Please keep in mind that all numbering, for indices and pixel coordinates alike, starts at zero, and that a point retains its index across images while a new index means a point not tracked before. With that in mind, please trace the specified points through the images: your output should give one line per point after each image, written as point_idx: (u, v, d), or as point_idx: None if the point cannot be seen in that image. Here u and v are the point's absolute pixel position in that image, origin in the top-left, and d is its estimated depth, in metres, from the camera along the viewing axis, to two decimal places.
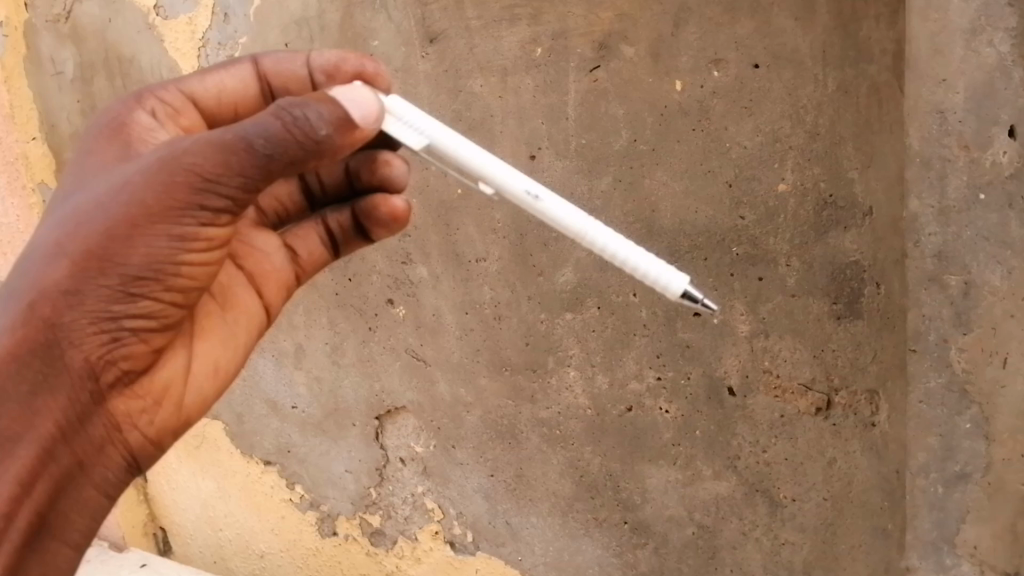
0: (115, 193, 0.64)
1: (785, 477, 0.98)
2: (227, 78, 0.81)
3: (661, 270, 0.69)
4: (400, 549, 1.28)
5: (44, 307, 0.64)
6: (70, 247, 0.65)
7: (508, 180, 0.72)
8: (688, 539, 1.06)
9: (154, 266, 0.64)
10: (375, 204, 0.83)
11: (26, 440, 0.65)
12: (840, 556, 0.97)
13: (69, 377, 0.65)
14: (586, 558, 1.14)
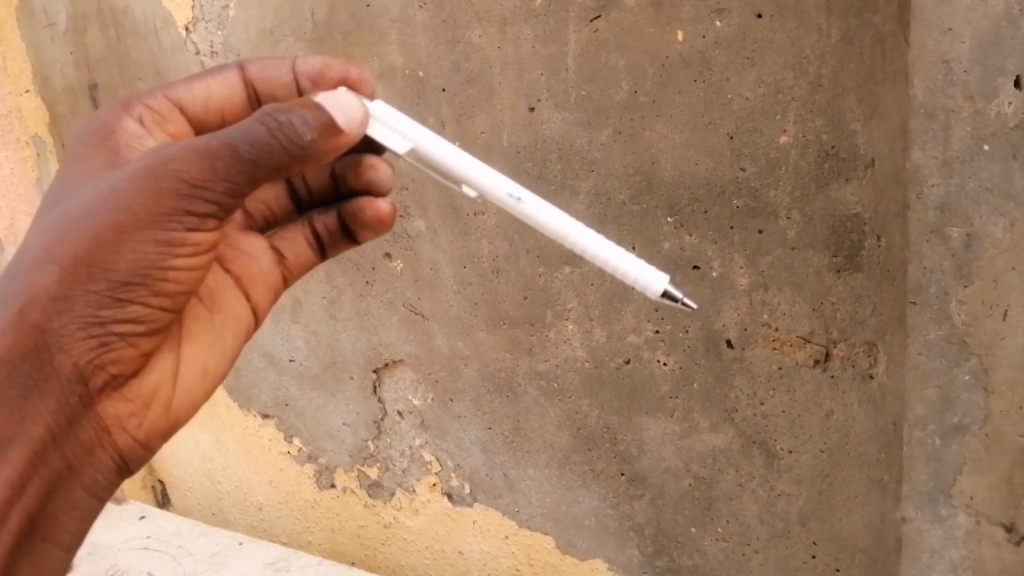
0: (102, 201, 0.65)
1: (782, 429, 0.98)
2: (214, 85, 0.82)
3: (645, 271, 0.71)
4: (397, 500, 1.30)
5: (33, 312, 0.65)
6: (57, 254, 0.65)
7: (490, 184, 0.74)
8: (684, 490, 1.07)
9: (141, 273, 0.65)
10: (360, 209, 0.84)
11: (15, 442, 0.66)
12: (836, 506, 0.98)
13: (57, 382, 0.66)
14: (583, 509, 1.15)
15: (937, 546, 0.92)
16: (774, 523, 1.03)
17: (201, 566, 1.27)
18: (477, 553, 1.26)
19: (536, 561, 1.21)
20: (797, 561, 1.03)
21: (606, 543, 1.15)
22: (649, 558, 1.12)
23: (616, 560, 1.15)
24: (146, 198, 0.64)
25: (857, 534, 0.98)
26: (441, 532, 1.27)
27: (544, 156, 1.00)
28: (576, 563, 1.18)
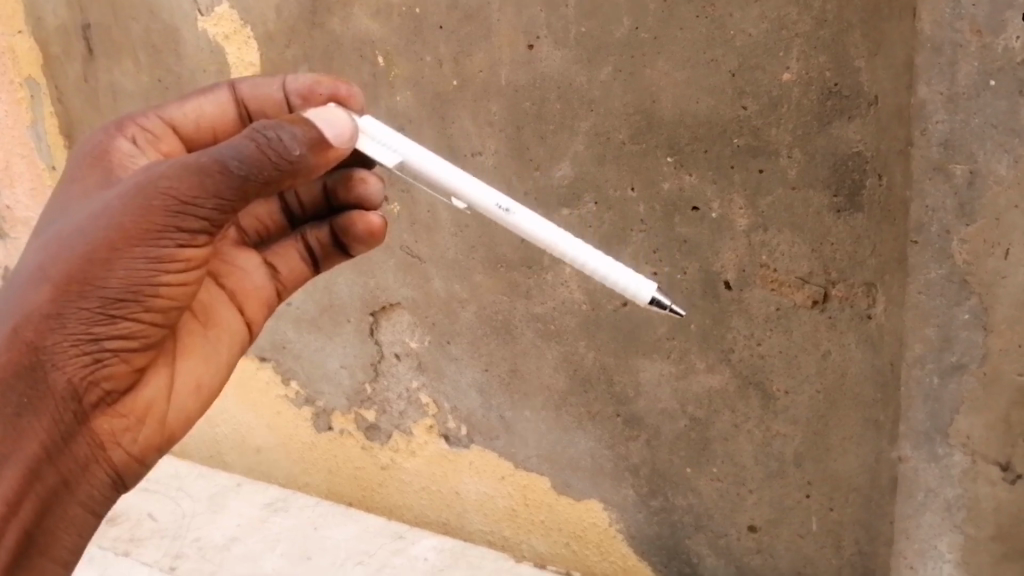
0: (93, 223, 0.71)
1: (778, 370, 0.99)
2: (204, 104, 0.89)
3: (632, 279, 0.80)
4: (395, 442, 1.31)
5: (27, 332, 0.70)
6: (50, 274, 0.70)
7: (477, 197, 0.82)
8: (680, 431, 1.08)
9: (132, 290, 0.71)
10: (350, 223, 0.91)
11: (14, 459, 0.71)
12: (831, 447, 1.00)
13: (51, 400, 0.71)
14: (578, 450, 1.17)
15: (932, 485, 0.92)
16: (769, 464, 1.04)
17: (200, 506, 1.31)
18: (473, 494, 1.27)
19: (531, 502, 1.23)
20: (790, 501, 1.04)
21: (601, 485, 1.17)
22: (644, 498, 1.14)
23: (611, 501, 1.17)
24: (135, 220, 0.69)
25: (852, 475, 0.99)
26: (437, 473, 1.29)
27: (544, 95, 0.99)
28: (571, 504, 1.20)
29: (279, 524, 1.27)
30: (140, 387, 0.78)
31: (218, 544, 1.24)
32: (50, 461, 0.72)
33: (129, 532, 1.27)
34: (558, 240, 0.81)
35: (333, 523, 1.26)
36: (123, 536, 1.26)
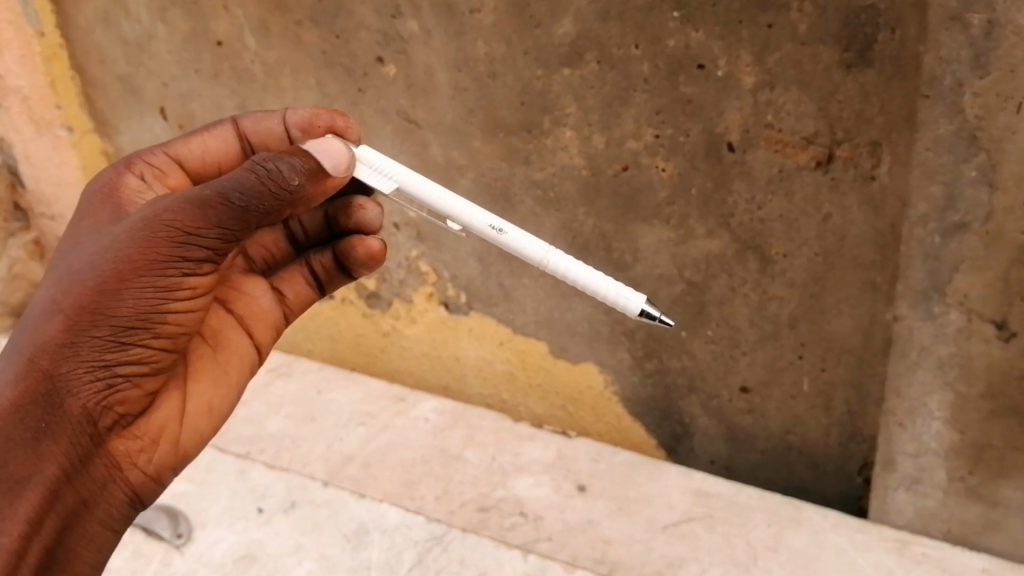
0: (100, 260, 0.74)
1: (777, 234, 0.99)
2: (209, 139, 0.95)
3: (619, 291, 0.86)
4: (395, 310, 1.34)
5: (41, 364, 0.73)
6: (62, 305, 0.73)
7: (471, 218, 0.88)
8: (677, 295, 1.10)
9: (141, 320, 0.75)
10: (351, 249, 0.95)
11: (32, 483, 0.73)
12: (827, 310, 1.02)
13: (70, 423, 0.74)
14: (576, 316, 1.19)
15: (926, 343, 0.95)
16: (763, 326, 1.07)
17: None
18: (473, 359, 1.31)
19: (529, 365, 1.28)
20: (783, 362, 1.08)
21: (598, 349, 1.20)
22: (640, 361, 1.18)
23: (607, 364, 1.21)
24: (141, 254, 0.73)
25: (845, 337, 1.03)
26: (438, 339, 1.32)
27: None
28: (568, 368, 1.25)
29: (283, 388, 1.33)
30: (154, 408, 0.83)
31: None
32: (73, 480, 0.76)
33: None
34: (546, 253, 0.88)
35: (336, 387, 1.33)
36: None
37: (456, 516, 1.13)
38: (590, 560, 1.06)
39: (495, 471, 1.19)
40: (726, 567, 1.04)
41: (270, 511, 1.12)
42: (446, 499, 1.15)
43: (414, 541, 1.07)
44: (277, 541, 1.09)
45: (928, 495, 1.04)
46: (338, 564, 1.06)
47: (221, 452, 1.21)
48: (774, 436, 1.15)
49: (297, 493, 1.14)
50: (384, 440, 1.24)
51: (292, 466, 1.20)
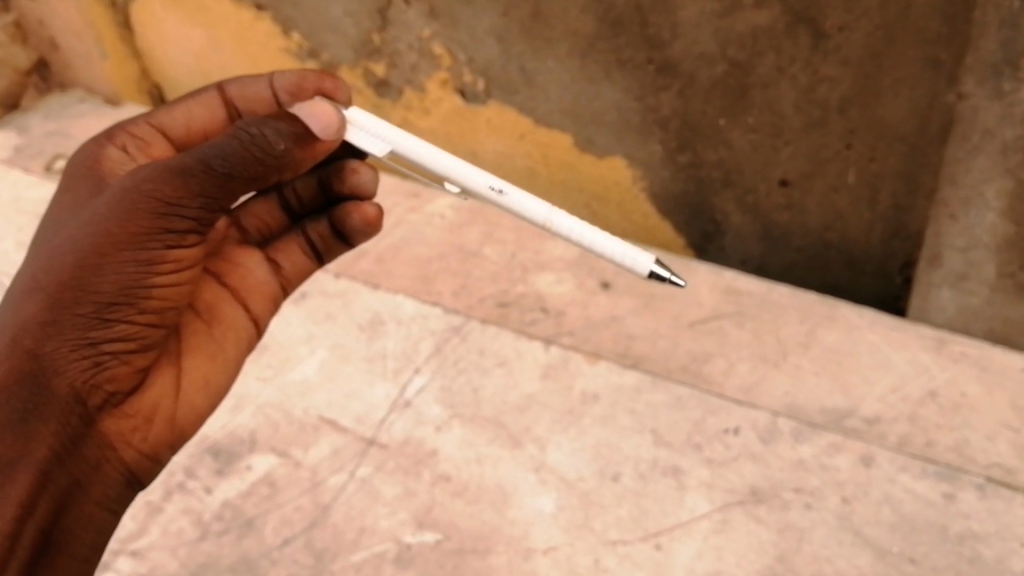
0: (79, 235, 0.71)
1: (835, 4, 0.89)
2: (194, 106, 0.89)
3: (628, 251, 0.82)
4: (407, 100, 1.25)
5: (23, 343, 0.70)
6: (44, 282, 0.71)
7: (471, 180, 0.82)
8: (718, 79, 1.00)
9: (124, 297, 0.72)
10: (347, 214, 0.89)
11: (22, 463, 0.70)
12: (882, 92, 0.93)
13: (58, 402, 0.71)
14: (604, 103, 1.10)
15: (991, 125, 0.87)
16: (811, 112, 0.98)
17: None
18: (491, 153, 1.25)
19: (552, 161, 1.21)
20: (829, 152, 1.01)
21: (626, 141, 1.13)
22: (671, 154, 1.11)
23: (636, 158, 1.14)
24: (121, 225, 0.70)
25: (899, 121, 0.95)
26: (454, 133, 1.26)
27: None
28: (594, 163, 1.18)
29: None
30: (149, 380, 0.79)
31: None
32: (65, 462, 0.72)
33: None
34: (550, 217, 0.82)
35: None
36: None
37: (475, 310, 1.07)
38: (613, 354, 1.01)
39: (515, 267, 1.13)
40: (755, 362, 1.00)
41: None
42: (465, 295, 1.09)
43: (432, 331, 1.04)
44: (289, 331, 1.06)
45: (973, 293, 1.00)
46: (353, 352, 1.03)
47: None
48: (812, 234, 1.10)
49: (307, 285, 1.12)
50: (398, 235, 1.18)
51: None
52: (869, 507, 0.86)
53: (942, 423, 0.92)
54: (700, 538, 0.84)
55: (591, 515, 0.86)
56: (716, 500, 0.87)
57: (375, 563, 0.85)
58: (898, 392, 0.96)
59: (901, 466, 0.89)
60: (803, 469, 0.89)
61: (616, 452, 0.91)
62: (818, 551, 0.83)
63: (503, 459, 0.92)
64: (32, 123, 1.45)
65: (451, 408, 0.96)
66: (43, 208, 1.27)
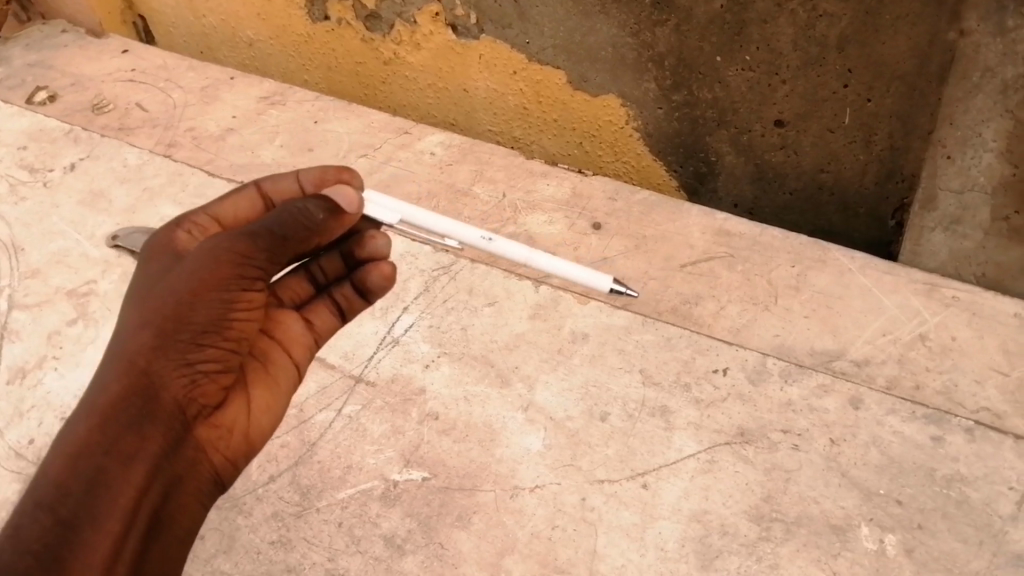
0: (171, 280, 0.70)
1: None
2: (237, 203, 0.81)
3: (589, 275, 0.89)
4: (397, 34, 1.23)
5: (130, 366, 0.68)
6: (146, 318, 0.69)
7: (465, 235, 0.91)
8: (714, 15, 0.98)
9: (212, 330, 0.70)
10: (365, 274, 0.82)
11: (137, 460, 0.67)
12: (881, 31, 0.91)
13: (163, 418, 0.69)
14: (599, 39, 1.08)
15: (992, 64, 0.85)
16: (808, 50, 0.96)
17: (190, 99, 1.29)
18: (482, 91, 1.23)
19: (544, 100, 1.19)
20: (826, 92, 0.99)
21: (621, 78, 1.11)
22: (666, 92, 1.09)
23: (630, 96, 1.12)
24: (211, 270, 0.69)
25: (898, 61, 0.93)
26: (445, 69, 1.23)
27: None
28: (588, 101, 1.16)
29: (277, 117, 1.25)
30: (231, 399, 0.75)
31: (213, 134, 1.23)
32: (166, 470, 0.69)
33: (118, 122, 1.26)
34: (532, 257, 0.90)
35: (334, 118, 1.24)
36: (112, 126, 1.26)
37: (465, 250, 1.06)
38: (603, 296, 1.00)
39: (505, 207, 1.11)
40: (745, 305, 0.99)
41: None
42: None
43: (421, 270, 1.03)
44: None
45: (966, 236, 0.99)
46: None
47: (211, 177, 1.17)
48: (805, 176, 1.09)
49: None
50: (387, 172, 1.16)
51: None
52: (856, 449, 0.86)
53: (931, 366, 0.92)
54: (687, 477, 0.84)
55: (578, 455, 0.86)
56: (704, 440, 0.87)
57: (361, 500, 0.85)
58: (888, 335, 0.95)
59: (889, 408, 0.88)
60: (791, 410, 0.89)
61: (604, 391, 0.91)
62: (804, 492, 0.83)
63: (491, 398, 0.91)
64: (12, 54, 1.41)
65: (440, 346, 0.96)
66: (23, 141, 1.24)
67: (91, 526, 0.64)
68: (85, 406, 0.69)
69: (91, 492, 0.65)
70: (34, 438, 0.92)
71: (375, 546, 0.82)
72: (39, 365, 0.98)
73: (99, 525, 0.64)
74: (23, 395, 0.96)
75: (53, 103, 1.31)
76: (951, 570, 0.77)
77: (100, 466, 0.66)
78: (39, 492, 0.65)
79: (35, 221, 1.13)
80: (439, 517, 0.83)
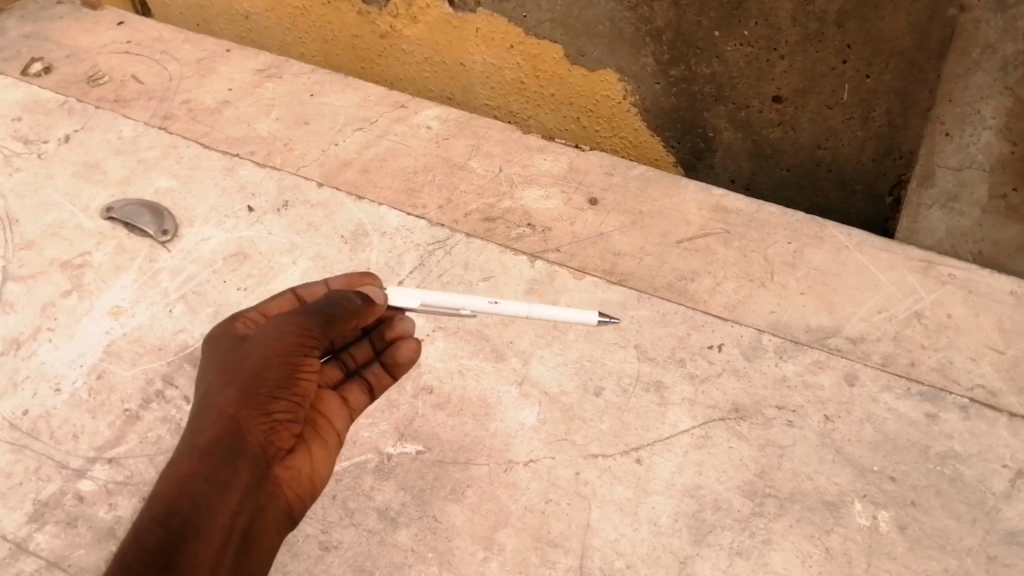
0: (246, 350, 0.75)
1: None
2: (277, 304, 0.85)
3: (576, 314, 0.86)
4: (393, 7, 1.22)
5: (217, 415, 0.73)
6: (227, 377, 0.75)
7: (470, 304, 0.88)
8: None
9: (285, 385, 0.75)
10: (396, 350, 0.85)
11: (230, 487, 0.71)
12: (881, 6, 0.90)
13: (249, 461, 0.72)
14: (597, 13, 1.07)
15: (992, 40, 0.85)
16: (807, 26, 0.95)
17: (186, 72, 1.28)
18: (479, 65, 1.22)
19: (542, 74, 1.18)
20: (825, 68, 0.98)
21: (619, 53, 1.10)
22: (664, 67, 1.08)
23: (628, 71, 1.11)
24: (278, 337, 0.75)
25: (897, 36, 0.92)
26: (442, 43, 1.22)
27: None
28: (585, 76, 1.15)
29: (273, 90, 1.24)
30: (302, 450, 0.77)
31: (209, 107, 1.22)
32: (254, 508, 0.72)
33: (114, 94, 1.25)
34: (536, 310, 0.87)
35: (330, 91, 1.24)
36: (108, 98, 1.25)
37: (461, 225, 1.06)
38: (599, 272, 1.00)
39: (502, 182, 1.11)
40: (741, 281, 0.98)
41: (261, 210, 1.08)
42: (450, 209, 1.08)
43: (416, 244, 1.03)
44: (270, 240, 1.05)
45: (964, 214, 0.99)
46: (335, 264, 1.02)
47: (207, 149, 1.16)
48: (804, 152, 1.09)
49: (289, 194, 1.09)
50: (383, 146, 1.16)
51: (283, 168, 1.13)
52: (851, 425, 0.86)
53: (926, 343, 0.92)
54: (681, 453, 0.84)
55: (572, 429, 0.86)
56: (698, 416, 0.87)
57: (356, 473, 0.85)
58: (884, 312, 0.94)
59: (884, 385, 0.88)
60: (786, 386, 0.89)
61: (600, 366, 0.91)
62: (798, 468, 0.83)
63: (485, 372, 0.91)
64: (7, 25, 1.39)
65: (435, 321, 0.96)
66: (17, 112, 1.23)
67: (195, 542, 0.68)
68: (176, 456, 0.73)
69: (191, 518, 0.69)
70: (28, 409, 0.92)
71: (369, 518, 0.82)
72: (33, 336, 0.98)
73: (202, 543, 0.68)
74: (16, 366, 0.95)
75: (48, 75, 1.30)
76: (944, 547, 0.78)
77: (197, 497, 0.70)
78: (144, 520, 0.68)
79: (29, 193, 1.12)
80: (434, 490, 0.83)
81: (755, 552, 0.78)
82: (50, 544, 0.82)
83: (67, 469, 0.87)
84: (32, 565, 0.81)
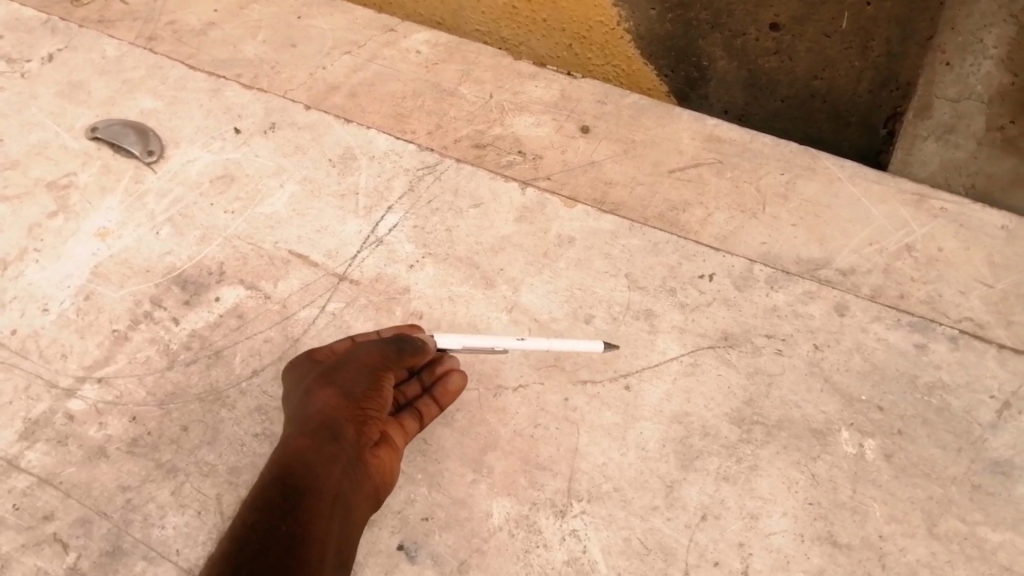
0: (334, 363, 0.74)
1: None
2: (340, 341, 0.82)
3: (585, 345, 0.83)
4: None
5: (317, 409, 0.71)
6: (319, 382, 0.73)
7: (498, 345, 0.82)
8: None
9: (373, 394, 0.73)
10: (446, 379, 0.81)
11: (335, 463, 0.68)
12: None
13: (349, 446, 0.70)
14: None
15: None
16: None
17: None
18: None
19: None
20: None
21: None
22: None
23: None
24: (365, 353, 0.74)
25: None
26: None
27: None
28: None
29: (259, 12, 1.21)
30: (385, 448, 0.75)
31: (195, 29, 1.20)
32: (355, 490, 0.69)
33: (98, 15, 1.22)
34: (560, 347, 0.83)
35: (317, 14, 1.20)
36: (92, 19, 1.22)
37: (450, 151, 1.05)
38: (590, 201, 0.99)
39: (492, 109, 1.09)
40: (733, 212, 0.98)
41: (248, 132, 1.06)
42: (440, 135, 1.06)
43: (405, 169, 1.01)
44: (256, 163, 1.03)
45: (959, 146, 0.98)
46: (324, 188, 1.00)
47: (192, 70, 1.13)
48: (799, 83, 1.09)
49: (276, 116, 1.07)
50: (371, 71, 1.13)
51: (270, 91, 1.11)
52: (840, 355, 0.86)
53: (917, 275, 0.92)
54: (670, 380, 0.85)
55: (562, 356, 0.86)
56: (688, 343, 0.87)
57: None
58: (874, 245, 0.94)
59: (874, 316, 0.88)
60: (776, 316, 0.88)
61: (590, 294, 0.91)
62: (785, 396, 0.83)
63: (476, 299, 0.91)
64: None
65: (424, 248, 0.95)
66: None
67: (309, 503, 0.65)
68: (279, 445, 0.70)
69: (304, 483, 0.66)
70: (17, 329, 0.91)
71: None
72: (20, 257, 0.96)
73: (318, 504, 0.65)
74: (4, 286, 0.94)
75: None
76: (929, 475, 0.79)
77: (309, 467, 0.67)
78: (259, 489, 0.66)
79: (13, 112, 1.09)
80: None
81: (742, 477, 0.79)
82: (41, 462, 0.82)
83: (57, 388, 0.87)
84: (23, 482, 0.81)
